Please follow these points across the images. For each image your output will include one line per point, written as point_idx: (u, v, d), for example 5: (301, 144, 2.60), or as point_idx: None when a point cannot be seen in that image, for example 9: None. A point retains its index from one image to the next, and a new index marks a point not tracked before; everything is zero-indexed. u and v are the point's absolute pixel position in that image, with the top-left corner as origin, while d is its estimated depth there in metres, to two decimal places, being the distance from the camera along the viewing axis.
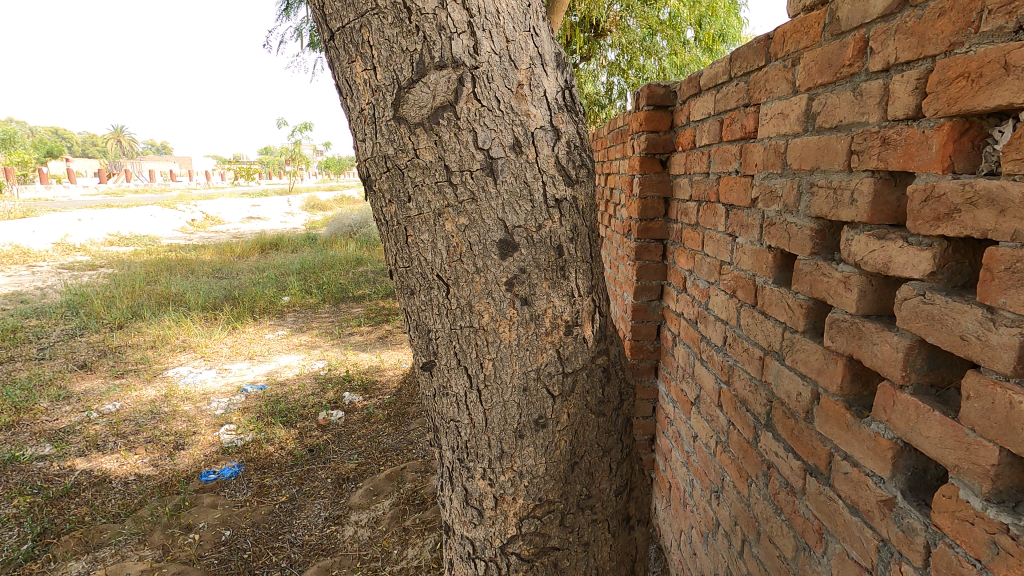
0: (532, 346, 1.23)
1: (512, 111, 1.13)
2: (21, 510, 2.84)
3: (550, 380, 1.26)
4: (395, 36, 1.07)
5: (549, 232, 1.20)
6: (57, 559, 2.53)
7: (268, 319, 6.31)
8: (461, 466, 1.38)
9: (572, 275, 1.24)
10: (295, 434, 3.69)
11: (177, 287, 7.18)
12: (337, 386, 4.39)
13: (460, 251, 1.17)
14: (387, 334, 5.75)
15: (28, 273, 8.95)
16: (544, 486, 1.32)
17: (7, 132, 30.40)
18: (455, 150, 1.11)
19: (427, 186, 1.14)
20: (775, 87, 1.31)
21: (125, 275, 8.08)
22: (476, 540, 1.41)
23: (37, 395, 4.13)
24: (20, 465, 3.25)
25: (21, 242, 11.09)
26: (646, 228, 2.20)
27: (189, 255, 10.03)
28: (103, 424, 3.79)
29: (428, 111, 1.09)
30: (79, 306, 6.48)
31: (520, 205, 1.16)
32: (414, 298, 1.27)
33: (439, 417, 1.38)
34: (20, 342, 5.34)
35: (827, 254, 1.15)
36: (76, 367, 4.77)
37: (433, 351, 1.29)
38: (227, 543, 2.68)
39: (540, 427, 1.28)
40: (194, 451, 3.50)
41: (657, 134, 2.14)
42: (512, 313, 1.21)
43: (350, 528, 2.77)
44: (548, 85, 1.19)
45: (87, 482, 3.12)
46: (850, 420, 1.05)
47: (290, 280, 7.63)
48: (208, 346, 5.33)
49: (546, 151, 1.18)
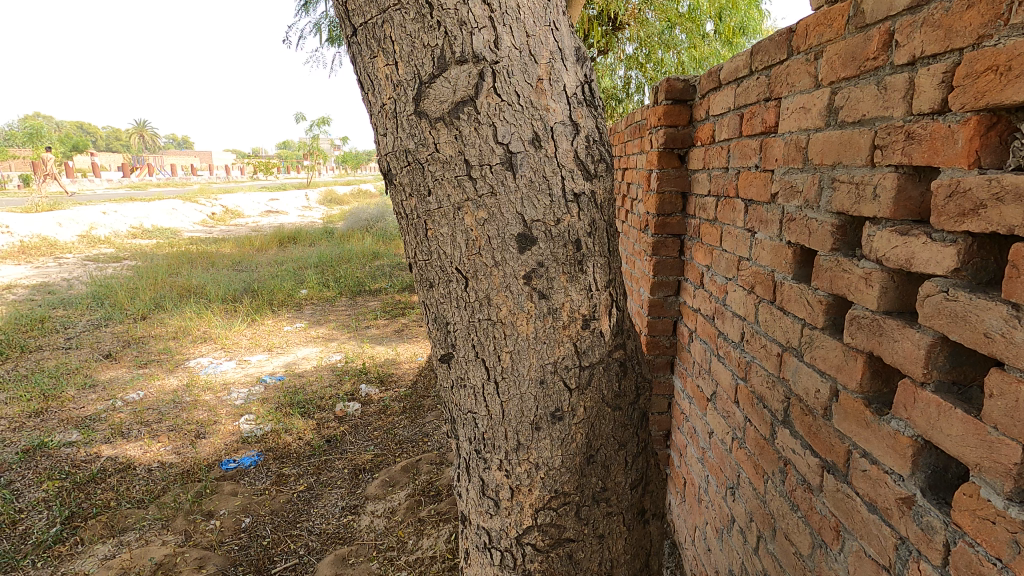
0: (549, 339, 1.24)
1: (531, 105, 1.13)
2: (50, 494, 2.94)
3: (567, 373, 1.27)
4: (416, 32, 1.08)
5: (567, 227, 1.20)
6: (84, 541, 2.62)
7: (286, 311, 6.40)
8: (477, 457, 1.39)
9: (589, 270, 1.25)
10: (313, 425, 3.74)
11: (198, 280, 7.31)
12: (354, 378, 4.45)
13: (479, 244, 1.18)
14: (404, 328, 5.82)
15: (55, 265, 9.13)
16: (559, 478, 1.33)
17: (34, 126, 31.17)
18: (474, 144, 1.12)
19: (447, 180, 1.15)
20: (797, 81, 1.30)
21: (148, 267, 8.23)
22: (492, 530, 1.43)
23: (64, 383, 4.24)
24: (48, 451, 3.36)
25: (47, 235, 11.32)
26: (663, 224, 2.19)
27: (210, 249, 10.18)
28: (127, 413, 3.88)
29: (449, 106, 1.10)
30: (104, 297, 6.62)
31: (538, 199, 1.17)
32: (433, 291, 1.28)
33: (456, 409, 1.39)
34: (47, 332, 5.47)
35: (848, 250, 1.14)
36: (101, 357, 4.89)
37: (450, 343, 1.31)
38: (247, 530, 2.74)
39: (556, 420, 1.29)
40: (215, 440, 3.57)
41: (676, 128, 2.12)
42: (530, 306, 1.21)
43: (367, 518, 2.80)
44: (568, 79, 1.19)
45: (112, 468, 3.21)
46: (869, 418, 1.04)
47: (308, 274, 7.73)
48: (228, 337, 5.43)
49: (565, 145, 1.18)
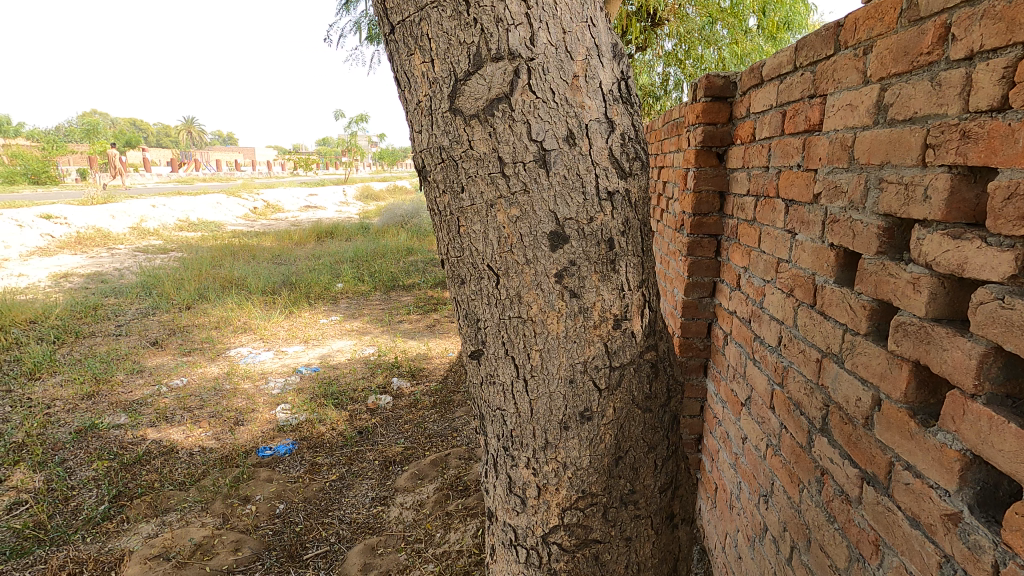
0: (579, 338, 1.23)
1: (566, 102, 1.13)
2: (100, 473, 3.10)
3: (597, 373, 1.26)
4: (453, 29, 1.09)
5: (600, 225, 1.19)
6: (130, 520, 2.74)
7: (323, 304, 6.55)
8: (505, 454, 1.39)
9: (622, 269, 1.23)
10: (346, 416, 3.82)
11: (240, 272, 7.55)
12: (386, 372, 4.52)
13: (511, 242, 1.18)
14: (435, 323, 5.88)
15: (108, 255, 9.58)
16: (587, 478, 1.32)
17: (91, 122, 32.73)
18: (509, 141, 1.12)
19: (481, 177, 1.15)
20: (844, 77, 1.25)
21: (193, 259, 8.55)
22: (519, 527, 1.43)
23: (114, 368, 4.45)
24: (99, 432, 3.54)
25: (101, 226, 11.88)
26: (699, 223, 2.15)
27: (251, 242, 10.50)
28: (171, 398, 4.05)
29: (484, 103, 1.11)
30: (152, 287, 6.91)
31: (572, 197, 1.16)
32: (464, 287, 1.28)
33: (485, 405, 1.40)
34: (99, 319, 5.75)
35: (895, 254, 1.09)
36: (149, 344, 5.11)
37: (481, 340, 1.31)
38: (281, 516, 2.82)
39: (585, 420, 1.28)
40: (252, 427, 3.69)
41: (715, 126, 2.07)
42: (560, 305, 1.21)
43: (396, 509, 2.85)
44: (604, 76, 1.17)
45: (157, 450, 3.35)
46: (914, 429, 1.00)
47: (344, 268, 7.89)
48: (267, 328, 5.60)
49: (600, 143, 1.17)
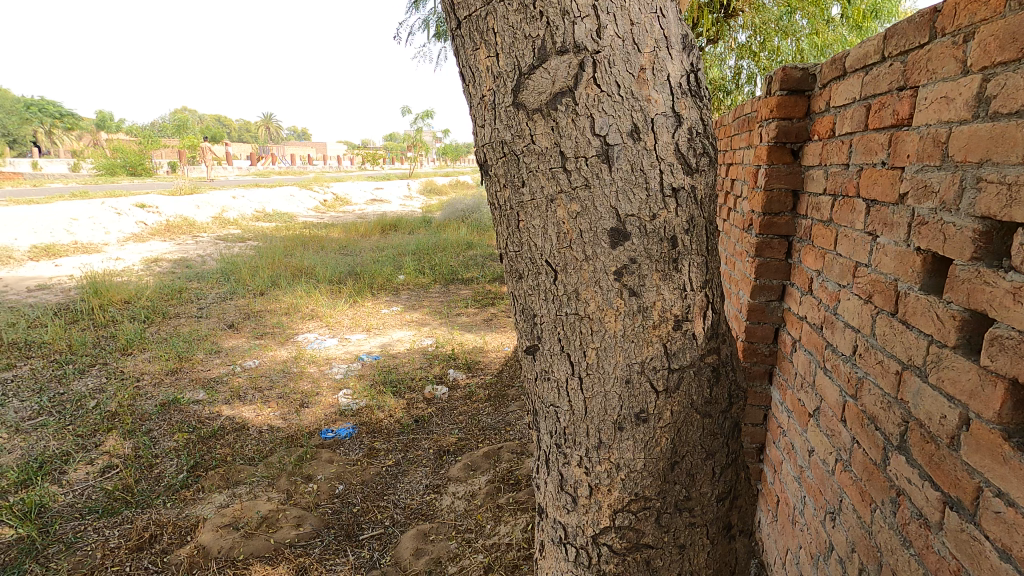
0: (638, 338, 1.21)
1: (632, 96, 1.10)
2: (180, 444, 3.34)
3: (655, 375, 1.23)
4: (519, 23, 1.09)
5: (662, 223, 1.16)
6: (205, 489, 2.94)
7: (385, 294, 6.77)
8: (557, 451, 1.38)
9: (685, 268, 1.20)
10: (403, 404, 3.93)
11: (309, 261, 7.92)
12: (443, 363, 4.62)
13: (570, 238, 1.16)
14: (492, 317, 5.94)
15: (193, 242, 10.30)
16: (641, 481, 1.29)
17: (181, 119, 35.23)
18: (571, 136, 1.11)
19: (542, 172, 1.14)
20: (940, 67, 1.15)
21: (267, 248, 9.05)
22: (569, 526, 1.42)
23: (195, 348, 4.79)
24: (180, 406, 3.82)
25: (188, 215, 12.78)
26: (769, 223, 2.05)
27: (320, 233, 10.98)
28: (244, 378, 4.31)
29: (547, 97, 1.10)
30: (230, 273, 7.37)
31: (634, 193, 1.13)
32: (521, 282, 1.28)
33: (539, 401, 1.39)
34: (184, 301, 6.19)
35: (993, 261, 1.00)
36: (226, 326, 5.46)
37: (537, 335, 1.30)
38: (340, 496, 2.94)
39: (640, 422, 1.26)
40: (316, 410, 3.86)
41: (790, 121, 1.97)
42: (619, 303, 1.18)
43: (448, 498, 2.91)
44: (673, 69, 1.14)
45: (230, 427, 3.57)
46: (1008, 453, 0.91)
47: (406, 261, 8.10)
48: (333, 316, 5.84)
49: (665, 138, 1.13)
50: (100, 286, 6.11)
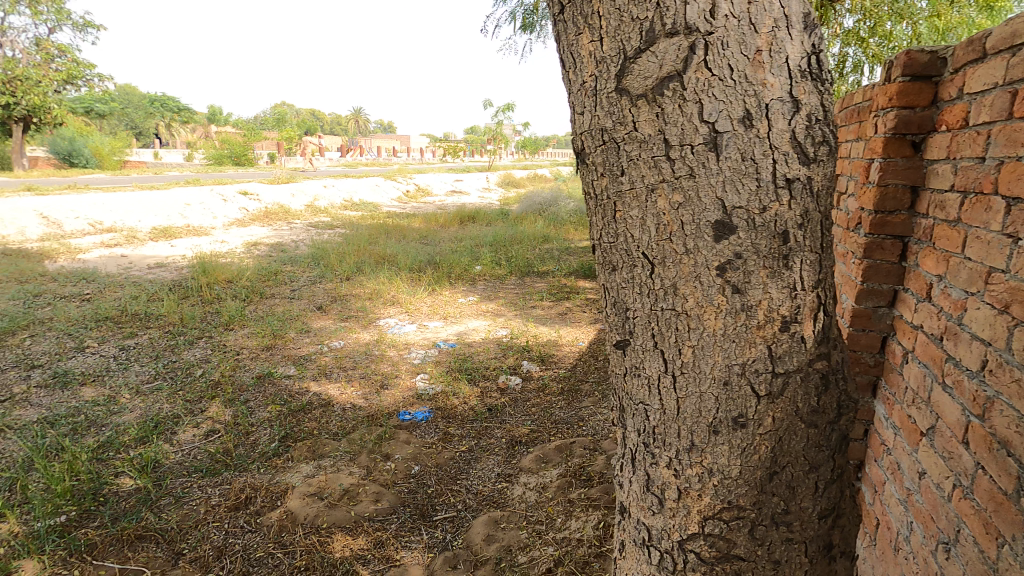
0: (739, 339, 1.14)
1: (745, 80, 1.04)
2: (273, 415, 3.59)
3: (757, 378, 1.16)
4: (626, 5, 1.06)
5: (773, 216, 1.08)
6: (294, 459, 3.15)
7: (462, 284, 6.91)
8: (645, 450, 1.34)
9: (796, 266, 1.11)
10: (478, 392, 4.00)
11: (392, 249, 8.24)
12: (517, 354, 4.65)
13: (670, 230, 1.12)
14: (567, 311, 5.90)
15: (288, 228, 11.02)
16: (735, 489, 1.23)
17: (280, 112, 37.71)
18: (677, 123, 1.06)
19: (643, 161, 1.10)
20: None
21: (354, 235, 9.52)
22: (653, 528, 1.37)
23: (288, 326, 5.13)
24: (274, 379, 4.10)
25: (284, 203, 13.68)
26: (882, 222, 1.88)
27: (403, 222, 11.39)
28: (330, 357, 4.56)
29: (653, 82, 1.06)
30: (320, 258, 7.82)
31: (743, 184, 1.07)
32: (615, 274, 1.25)
33: (627, 398, 1.36)
34: (279, 283, 6.65)
35: None
36: (315, 308, 5.79)
37: (629, 330, 1.27)
38: (415, 476, 3.04)
39: (738, 427, 1.19)
40: (395, 392, 4.02)
41: (912, 110, 1.79)
42: (720, 301, 1.12)
43: (519, 488, 2.93)
44: (792, 50, 1.06)
45: (317, 402, 3.80)
46: None
47: (483, 252, 8.23)
48: (412, 303, 6.05)
49: (781, 125, 1.06)
50: (208, 266, 6.68)
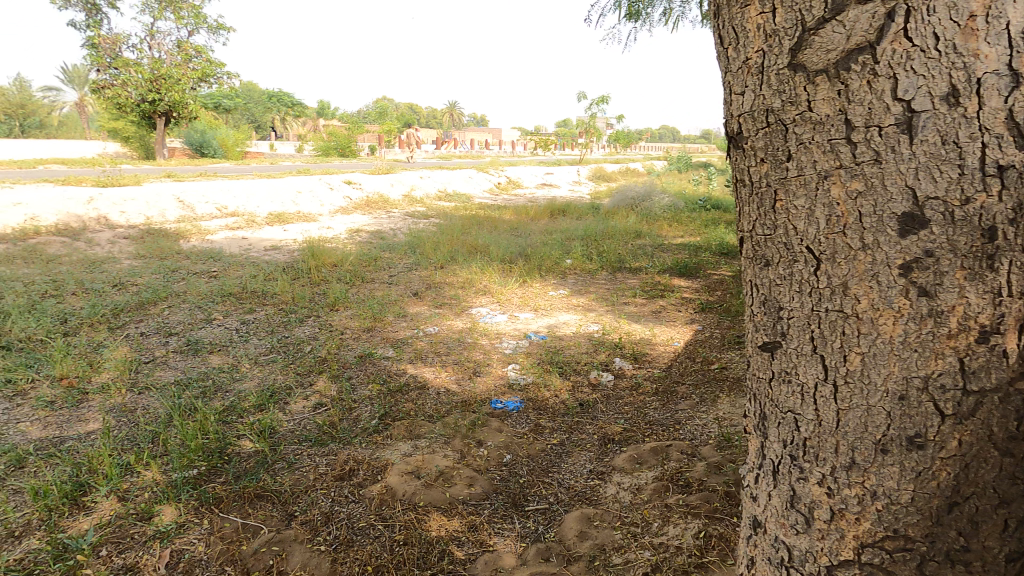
0: (924, 348, 1.03)
1: (954, 51, 0.93)
2: (374, 393, 3.77)
3: (942, 394, 1.03)
4: None
5: (979, 209, 0.95)
6: (392, 437, 3.28)
7: (552, 277, 6.88)
8: (791, 464, 1.27)
9: (1002, 269, 0.96)
10: (569, 386, 3.96)
11: (483, 240, 8.37)
12: (609, 351, 4.55)
13: (845, 222, 1.07)
14: (661, 310, 5.69)
15: (386, 216, 11.53)
16: (904, 517, 1.13)
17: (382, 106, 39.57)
18: (863, 101, 1.00)
19: (817, 144, 1.07)
20: None
21: (447, 225, 9.78)
22: (796, 549, 1.29)
23: (387, 310, 5.37)
24: (374, 359, 4.31)
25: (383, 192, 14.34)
26: None
27: (493, 214, 11.53)
28: (425, 342, 4.72)
29: (837, 55, 1.02)
30: (416, 246, 8.11)
31: (941, 171, 0.97)
32: (768, 270, 1.23)
33: (771, 406, 1.30)
34: (378, 268, 6.97)
35: None
36: (411, 294, 6.02)
37: (781, 331, 1.22)
38: (507, 465, 3.07)
39: (914, 447, 1.08)
40: (488, 380, 4.08)
41: None
42: (902, 304, 1.04)
43: (612, 487, 2.86)
44: (1015, 14, 0.92)
45: (413, 384, 3.94)
46: None
47: (574, 246, 8.14)
48: (503, 294, 6.11)
49: (996, 103, 0.93)
50: (316, 250, 7.15)
